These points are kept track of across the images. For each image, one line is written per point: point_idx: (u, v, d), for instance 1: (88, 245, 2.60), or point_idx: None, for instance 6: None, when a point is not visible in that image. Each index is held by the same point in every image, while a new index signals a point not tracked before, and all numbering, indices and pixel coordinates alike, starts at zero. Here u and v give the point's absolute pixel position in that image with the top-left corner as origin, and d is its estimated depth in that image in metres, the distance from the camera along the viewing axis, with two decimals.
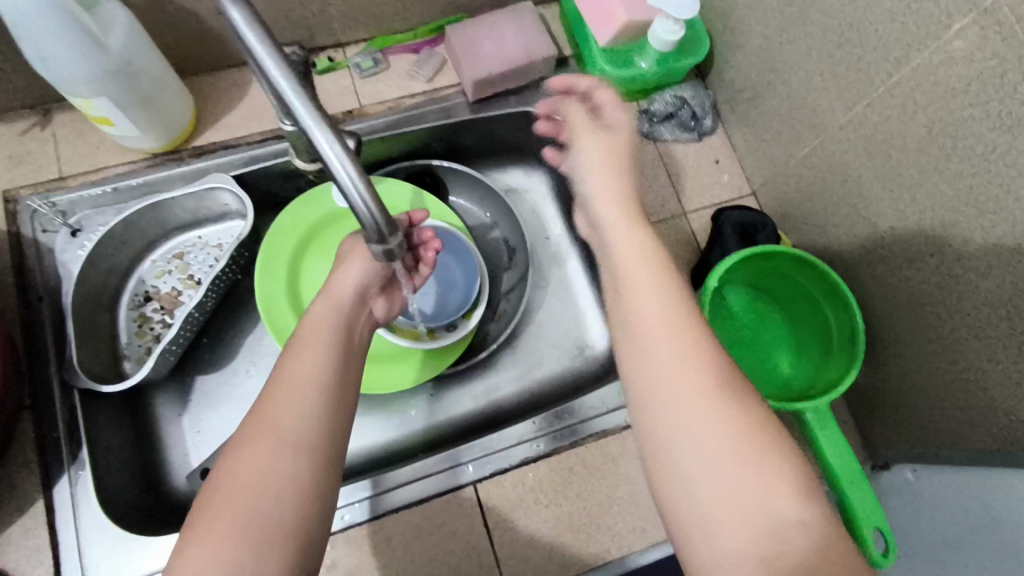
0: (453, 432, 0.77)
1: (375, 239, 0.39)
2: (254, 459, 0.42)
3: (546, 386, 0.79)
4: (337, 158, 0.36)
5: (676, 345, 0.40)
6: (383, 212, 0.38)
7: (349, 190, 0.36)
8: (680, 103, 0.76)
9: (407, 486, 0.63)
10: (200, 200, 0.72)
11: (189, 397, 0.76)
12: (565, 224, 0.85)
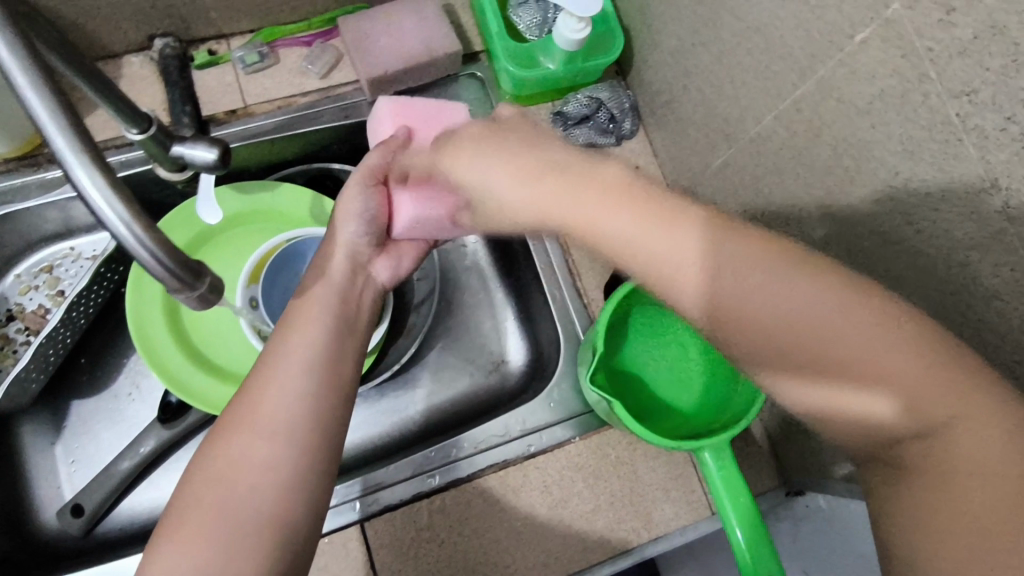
0: (425, 428, 0.73)
1: (183, 289, 0.33)
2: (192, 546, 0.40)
3: (465, 400, 0.74)
4: (107, 202, 0.30)
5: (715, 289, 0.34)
6: (179, 262, 0.32)
7: (125, 239, 0.30)
8: (596, 104, 0.70)
9: (391, 488, 0.61)
10: (63, 210, 0.65)
11: (63, 424, 0.70)
12: (480, 231, 0.80)
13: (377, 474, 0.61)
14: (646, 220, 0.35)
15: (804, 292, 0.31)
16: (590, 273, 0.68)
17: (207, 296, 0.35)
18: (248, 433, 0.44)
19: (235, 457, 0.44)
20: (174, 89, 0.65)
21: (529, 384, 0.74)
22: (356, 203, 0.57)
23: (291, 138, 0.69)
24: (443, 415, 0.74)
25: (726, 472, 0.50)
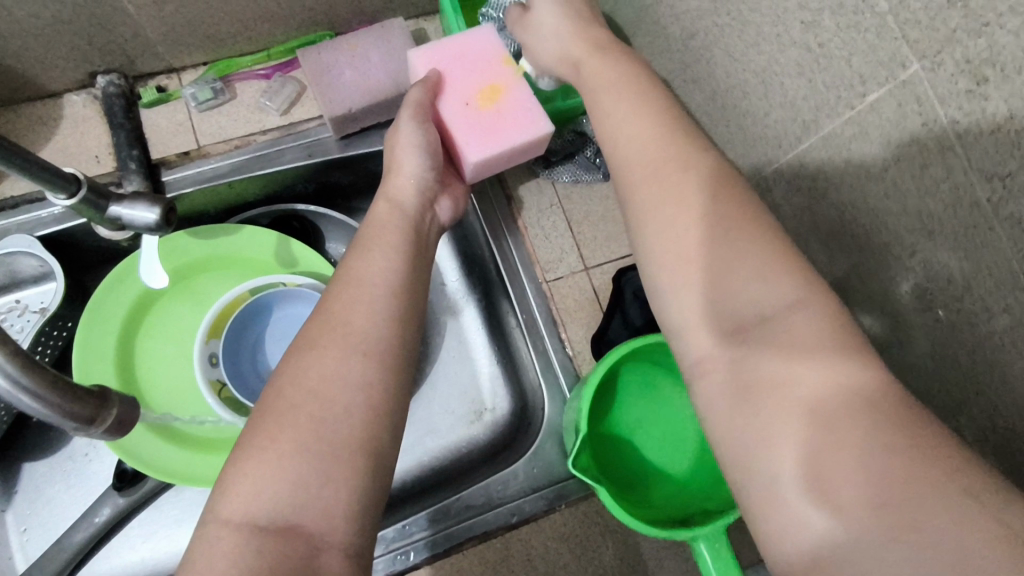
0: (422, 480, 0.69)
1: (83, 423, 0.30)
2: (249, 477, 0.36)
3: (452, 451, 0.70)
4: None
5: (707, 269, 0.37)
6: (72, 401, 0.29)
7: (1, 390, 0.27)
8: (582, 140, 0.66)
9: (380, 559, 0.57)
10: (1, 265, 0.59)
11: (14, 490, 0.65)
12: (462, 269, 0.75)
13: (382, 535, 0.57)
14: (663, 195, 0.40)
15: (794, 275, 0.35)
16: (576, 320, 0.63)
17: (120, 419, 0.32)
18: (321, 351, 0.41)
19: (307, 373, 0.40)
20: (119, 131, 0.60)
21: (512, 436, 0.69)
22: (413, 135, 0.54)
23: (248, 180, 0.63)
24: (439, 463, 0.69)
25: (720, 566, 0.46)
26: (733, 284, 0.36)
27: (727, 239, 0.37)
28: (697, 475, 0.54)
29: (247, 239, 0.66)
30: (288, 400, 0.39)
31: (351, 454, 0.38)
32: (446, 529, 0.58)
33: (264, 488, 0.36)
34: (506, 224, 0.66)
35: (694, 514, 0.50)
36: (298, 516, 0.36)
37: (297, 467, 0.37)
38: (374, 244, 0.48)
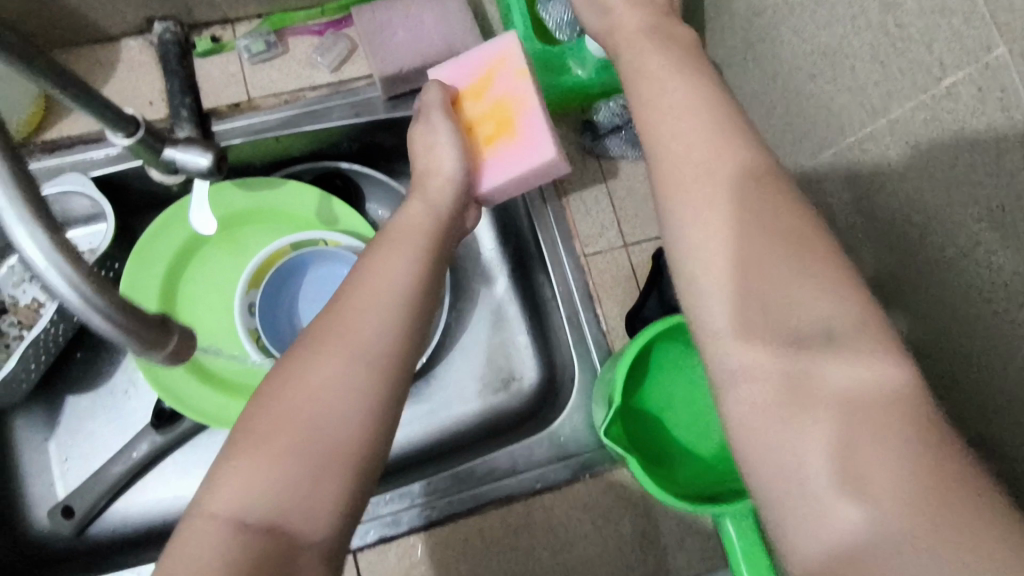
0: (445, 444, 0.70)
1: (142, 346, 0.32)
2: (262, 463, 0.38)
3: (477, 418, 0.71)
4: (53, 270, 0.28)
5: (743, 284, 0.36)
6: (139, 325, 0.31)
7: (73, 306, 0.29)
8: (629, 114, 0.64)
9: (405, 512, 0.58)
10: (55, 202, 0.61)
11: (57, 420, 0.68)
12: (498, 239, 0.75)
13: (402, 490, 0.59)
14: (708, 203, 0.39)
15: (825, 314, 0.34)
16: (611, 297, 0.63)
17: (179, 350, 0.34)
18: (337, 357, 0.41)
19: (320, 377, 0.40)
20: (173, 78, 0.61)
21: (531, 414, 0.69)
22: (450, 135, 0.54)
23: (296, 135, 0.64)
24: (454, 435, 0.70)
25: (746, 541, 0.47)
26: (768, 322, 0.35)
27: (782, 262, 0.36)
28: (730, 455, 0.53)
29: (290, 194, 0.67)
30: (297, 400, 0.39)
31: (368, 447, 0.39)
32: (468, 488, 0.59)
33: (266, 486, 0.37)
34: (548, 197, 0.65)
35: (723, 492, 0.50)
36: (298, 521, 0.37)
37: (305, 474, 0.38)
38: (403, 238, 0.49)
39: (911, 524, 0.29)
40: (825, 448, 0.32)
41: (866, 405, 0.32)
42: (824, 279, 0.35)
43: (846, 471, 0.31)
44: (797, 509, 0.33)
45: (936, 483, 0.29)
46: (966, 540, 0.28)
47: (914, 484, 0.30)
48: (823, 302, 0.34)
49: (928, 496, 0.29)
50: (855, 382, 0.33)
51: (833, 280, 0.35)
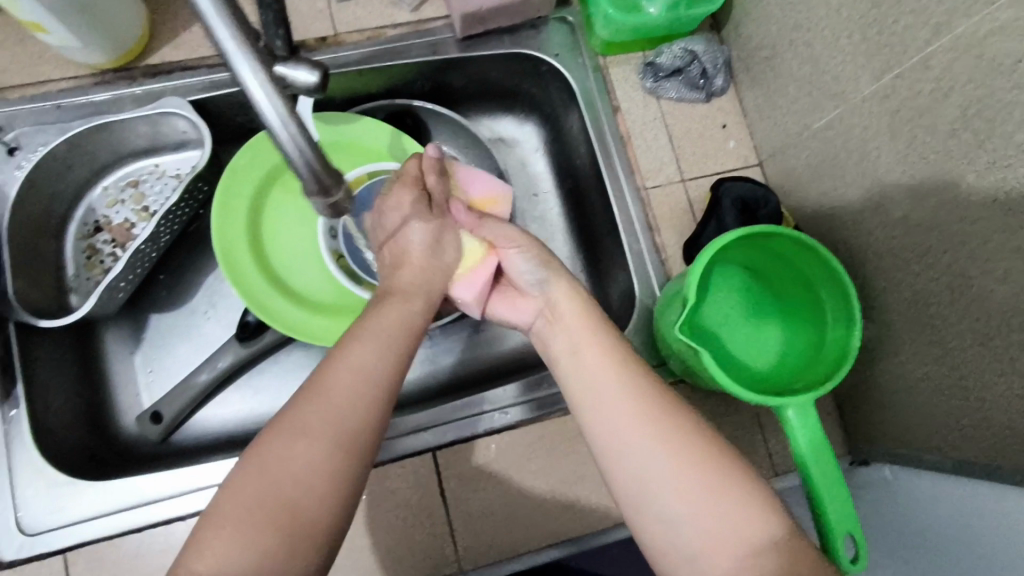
0: (499, 369, 0.75)
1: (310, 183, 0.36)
2: (280, 465, 0.41)
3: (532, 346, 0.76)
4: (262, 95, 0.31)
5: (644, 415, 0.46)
6: (317, 159, 0.34)
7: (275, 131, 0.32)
8: (690, 57, 0.69)
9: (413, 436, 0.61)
10: (154, 124, 0.65)
11: (142, 335, 0.72)
12: (555, 181, 0.80)
13: (398, 420, 0.62)
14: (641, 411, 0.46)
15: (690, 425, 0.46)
16: (669, 228, 0.68)
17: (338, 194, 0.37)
18: (317, 414, 0.42)
19: (284, 461, 0.41)
20: (268, 10, 0.64)
21: (537, 362, 0.74)
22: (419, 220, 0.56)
23: (377, 70, 0.69)
24: (422, 389, 0.73)
25: (807, 427, 0.51)
26: (603, 412, 0.47)
27: (608, 383, 0.48)
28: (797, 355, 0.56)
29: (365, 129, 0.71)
30: (262, 476, 0.41)
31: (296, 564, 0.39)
32: (461, 421, 0.62)
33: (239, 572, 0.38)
34: (612, 133, 0.70)
35: (789, 384, 0.54)
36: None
37: (276, 541, 0.39)
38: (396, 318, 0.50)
39: (706, 506, 0.43)
40: (635, 460, 0.45)
41: (701, 484, 0.44)
42: (630, 394, 0.47)
43: (660, 489, 0.44)
44: (649, 520, 0.44)
45: (734, 540, 0.42)
46: (740, 513, 0.43)
47: (699, 475, 0.44)
48: (634, 420, 0.46)
49: (711, 488, 0.43)
50: (614, 412, 0.47)
51: (650, 403, 0.46)
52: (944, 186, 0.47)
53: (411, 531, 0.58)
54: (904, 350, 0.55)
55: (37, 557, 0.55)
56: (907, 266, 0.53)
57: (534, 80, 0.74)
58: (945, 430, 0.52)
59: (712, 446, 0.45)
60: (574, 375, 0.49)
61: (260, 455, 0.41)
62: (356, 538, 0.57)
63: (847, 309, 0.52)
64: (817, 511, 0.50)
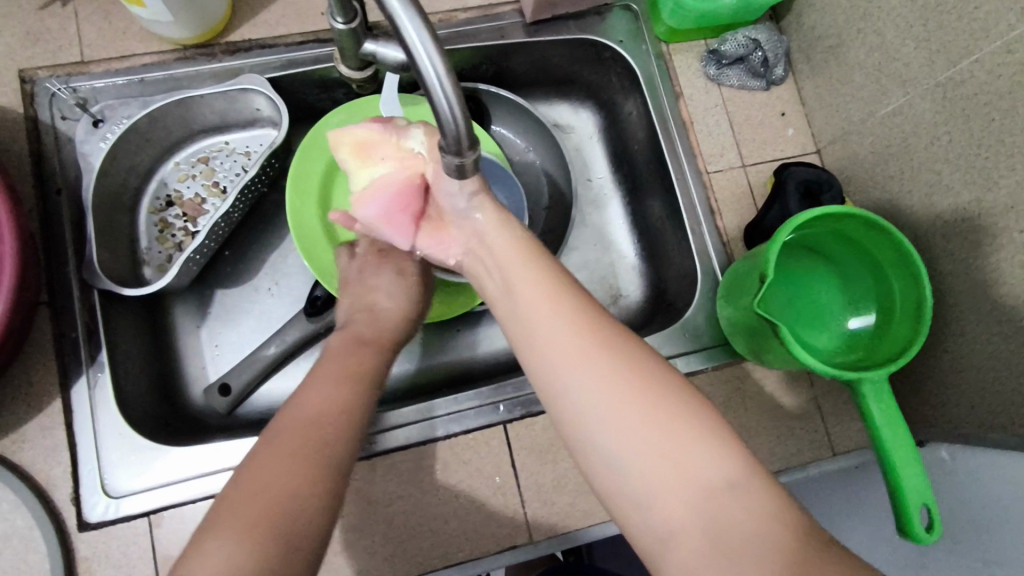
0: None
1: (451, 150, 0.36)
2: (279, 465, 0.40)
3: None
4: (427, 56, 0.32)
5: (599, 382, 0.42)
6: (467, 124, 0.34)
7: (434, 92, 0.32)
8: (754, 45, 0.70)
9: (395, 432, 0.62)
10: (231, 101, 0.67)
11: (207, 310, 0.73)
12: (610, 166, 0.81)
13: (383, 416, 0.62)
14: (605, 373, 0.42)
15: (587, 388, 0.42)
16: (730, 212, 0.70)
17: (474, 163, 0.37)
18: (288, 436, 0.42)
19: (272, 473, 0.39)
20: None
21: None
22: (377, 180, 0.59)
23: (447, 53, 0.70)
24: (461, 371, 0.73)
25: (882, 403, 0.53)
26: (545, 346, 0.44)
27: (546, 317, 0.44)
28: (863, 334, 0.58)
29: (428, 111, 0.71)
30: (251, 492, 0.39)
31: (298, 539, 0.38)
32: (423, 421, 0.62)
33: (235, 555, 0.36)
34: (675, 118, 0.71)
35: (865, 361, 0.56)
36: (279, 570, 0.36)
37: (275, 527, 0.37)
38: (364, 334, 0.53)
39: (655, 445, 0.40)
40: (588, 411, 0.41)
41: (676, 441, 0.40)
42: (578, 333, 0.43)
43: (613, 436, 0.41)
44: (610, 485, 0.41)
45: (684, 466, 0.39)
46: (684, 445, 0.40)
47: (642, 412, 0.41)
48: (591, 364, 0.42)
49: (652, 414, 0.41)
50: (572, 360, 0.43)
51: (594, 340, 0.43)
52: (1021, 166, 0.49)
53: (483, 499, 0.61)
54: (969, 332, 0.57)
55: (122, 520, 0.56)
56: (976, 247, 0.54)
57: (595, 66, 0.76)
58: (1010, 409, 0.54)
59: (653, 370, 0.43)
60: (516, 315, 0.46)
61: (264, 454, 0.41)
62: (432, 503, 0.60)
63: (916, 288, 0.53)
64: (892, 478, 0.51)
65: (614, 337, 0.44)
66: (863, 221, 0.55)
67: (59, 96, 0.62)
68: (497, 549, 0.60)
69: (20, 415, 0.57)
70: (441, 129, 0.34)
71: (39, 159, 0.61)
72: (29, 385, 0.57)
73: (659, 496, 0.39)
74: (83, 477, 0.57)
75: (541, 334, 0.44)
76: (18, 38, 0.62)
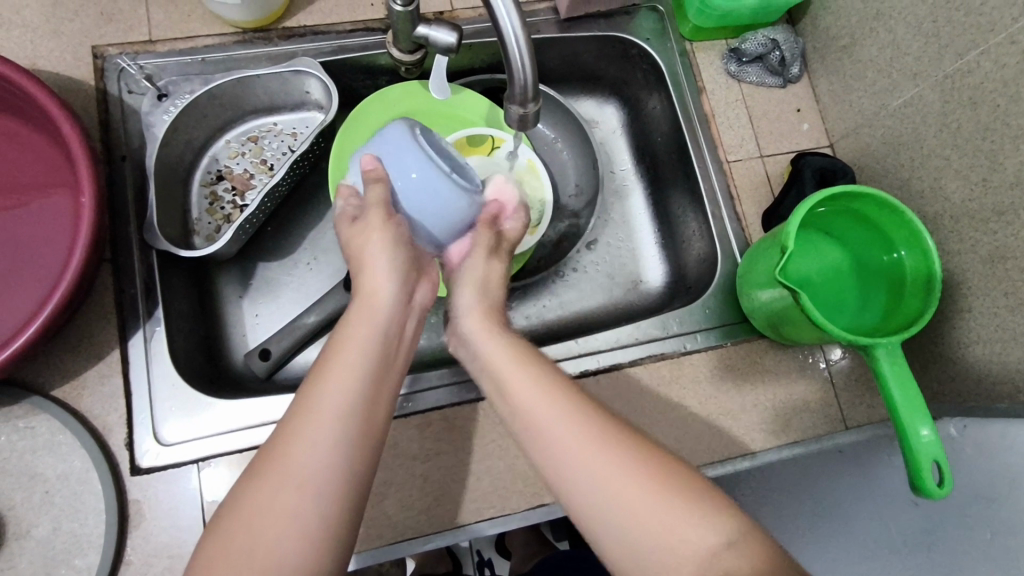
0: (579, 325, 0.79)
1: (519, 99, 0.42)
2: (306, 449, 0.42)
3: (611, 309, 0.79)
4: (506, 10, 0.37)
5: (596, 469, 0.42)
6: (533, 74, 0.40)
7: (510, 44, 0.38)
8: (772, 45, 0.76)
9: (431, 393, 0.65)
10: (285, 82, 0.71)
11: (250, 282, 0.76)
12: (633, 159, 0.86)
13: (421, 376, 0.66)
14: (601, 456, 0.43)
15: (595, 476, 0.42)
16: (749, 199, 0.74)
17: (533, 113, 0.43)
18: (308, 415, 0.43)
19: (301, 457, 0.41)
20: None
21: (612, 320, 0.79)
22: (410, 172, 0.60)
23: (486, 45, 0.75)
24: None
25: (897, 370, 0.57)
26: (547, 437, 0.45)
27: (541, 403, 0.46)
28: (875, 307, 0.62)
29: (466, 99, 0.76)
30: (284, 482, 0.40)
31: (341, 513, 0.41)
32: (467, 381, 0.66)
33: (291, 536, 0.39)
34: (698, 111, 0.76)
35: (879, 331, 0.60)
36: (326, 548, 0.40)
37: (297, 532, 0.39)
38: (368, 295, 0.52)
39: (661, 540, 0.40)
40: (600, 512, 0.41)
41: (685, 542, 0.39)
42: (572, 433, 0.44)
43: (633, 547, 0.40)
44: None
45: (701, 558, 0.39)
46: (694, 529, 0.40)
47: (648, 500, 0.41)
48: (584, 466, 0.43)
49: (663, 505, 0.41)
50: (583, 470, 0.43)
51: (587, 437, 0.44)
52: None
53: (514, 460, 0.63)
54: (977, 307, 0.60)
55: (172, 466, 0.59)
56: (984, 226, 0.58)
57: (622, 62, 0.81)
58: (1016, 376, 0.57)
59: (654, 460, 0.43)
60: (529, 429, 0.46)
61: (278, 453, 0.42)
62: (465, 461, 0.63)
63: (924, 259, 0.57)
64: (903, 436, 0.55)
65: (607, 428, 0.44)
66: (877, 200, 0.59)
67: (127, 71, 0.67)
68: (526, 506, 0.62)
69: (78, 364, 0.60)
70: (511, 77, 0.40)
71: (106, 129, 0.66)
72: (91, 335, 0.61)
73: None
74: (135, 423, 0.60)
75: (547, 410, 0.45)
76: (93, 17, 0.67)
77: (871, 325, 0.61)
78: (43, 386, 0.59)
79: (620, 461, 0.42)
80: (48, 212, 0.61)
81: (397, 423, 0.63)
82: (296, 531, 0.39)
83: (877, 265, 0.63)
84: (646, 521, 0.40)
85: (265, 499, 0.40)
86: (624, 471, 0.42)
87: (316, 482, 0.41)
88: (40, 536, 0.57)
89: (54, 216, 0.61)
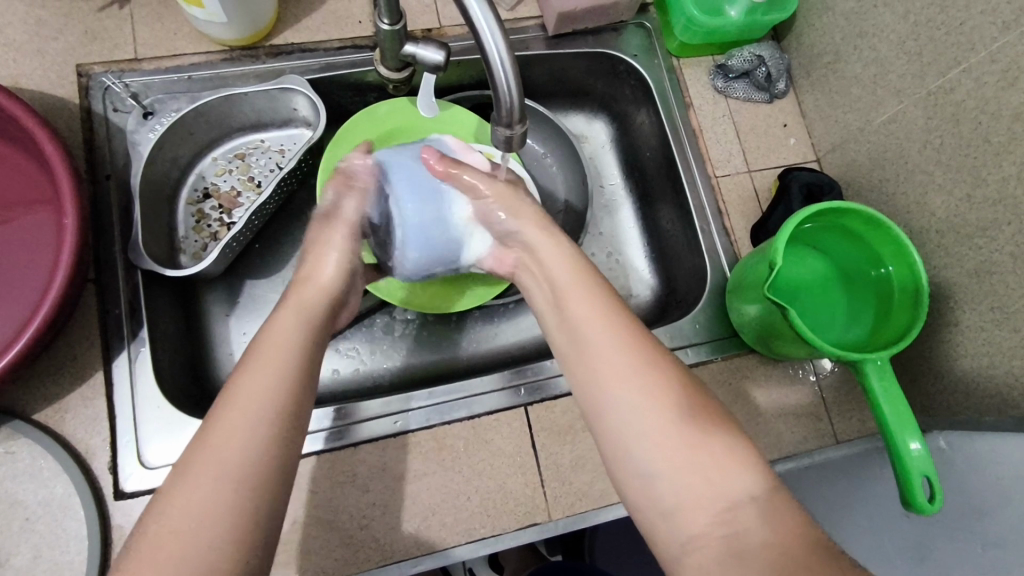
0: None
1: (505, 121, 0.42)
2: (236, 415, 0.44)
3: None
4: (490, 30, 0.37)
5: (644, 393, 0.45)
6: (519, 95, 0.40)
7: (495, 65, 0.38)
8: (758, 61, 0.76)
9: (370, 423, 0.63)
10: (272, 100, 0.71)
11: (237, 300, 0.76)
12: (622, 173, 0.86)
13: (357, 406, 0.64)
14: (642, 382, 0.46)
15: (638, 409, 0.45)
16: (737, 213, 0.74)
17: (518, 135, 0.43)
18: (238, 410, 0.44)
19: (229, 423, 0.43)
20: None
21: None
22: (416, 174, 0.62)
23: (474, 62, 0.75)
24: (472, 361, 0.76)
25: (887, 384, 0.57)
26: (599, 361, 0.48)
27: (602, 335, 0.48)
28: (866, 322, 0.62)
29: (455, 114, 0.76)
30: (213, 449, 0.42)
31: (264, 479, 0.43)
32: (400, 411, 0.64)
33: (219, 495, 0.41)
34: (686, 127, 0.76)
35: (869, 345, 0.60)
36: (250, 511, 0.41)
37: (224, 495, 0.41)
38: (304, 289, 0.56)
39: (682, 470, 0.42)
40: (630, 431, 0.44)
41: (707, 474, 0.41)
42: (626, 359, 0.47)
43: (656, 469, 0.43)
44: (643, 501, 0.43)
45: (715, 495, 0.41)
46: (717, 465, 0.42)
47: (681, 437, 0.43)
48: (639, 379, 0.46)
49: (693, 444, 0.42)
50: (628, 390, 0.46)
51: (638, 369, 0.46)
52: (1007, 163, 0.54)
53: (505, 478, 0.63)
54: (963, 321, 0.60)
55: (156, 490, 0.58)
56: (969, 240, 0.59)
57: (610, 78, 0.81)
58: (1003, 390, 0.57)
59: (694, 398, 0.45)
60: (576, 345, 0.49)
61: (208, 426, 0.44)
62: (455, 481, 0.62)
63: (912, 273, 0.57)
64: (894, 451, 0.54)
65: (663, 363, 0.47)
66: (866, 215, 0.59)
67: (112, 90, 0.66)
68: (518, 526, 0.62)
69: (60, 387, 0.59)
70: (496, 97, 0.40)
71: (90, 147, 0.65)
72: (74, 357, 0.60)
73: (683, 512, 0.41)
74: (118, 446, 0.59)
75: (610, 343, 0.48)
76: (77, 36, 0.67)
77: (860, 340, 0.62)
78: (25, 410, 0.58)
79: (660, 394, 0.45)
80: (30, 232, 0.60)
81: (386, 443, 0.62)
82: (224, 492, 0.41)
83: (865, 281, 0.63)
84: (675, 450, 0.43)
85: (194, 467, 0.42)
86: (672, 406, 0.44)
87: (249, 448, 0.43)
88: (19, 565, 0.55)
89: (38, 235, 0.60)
